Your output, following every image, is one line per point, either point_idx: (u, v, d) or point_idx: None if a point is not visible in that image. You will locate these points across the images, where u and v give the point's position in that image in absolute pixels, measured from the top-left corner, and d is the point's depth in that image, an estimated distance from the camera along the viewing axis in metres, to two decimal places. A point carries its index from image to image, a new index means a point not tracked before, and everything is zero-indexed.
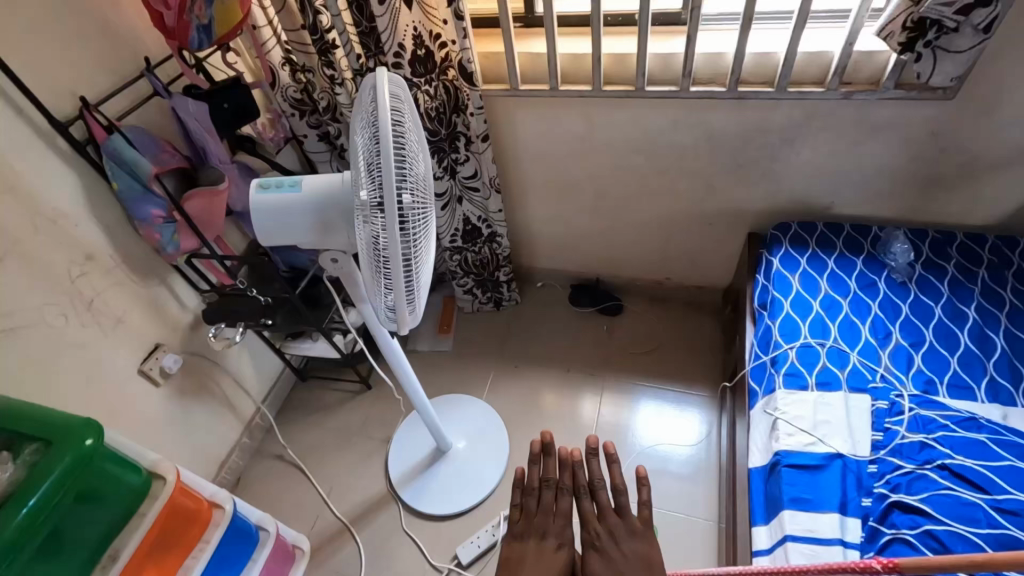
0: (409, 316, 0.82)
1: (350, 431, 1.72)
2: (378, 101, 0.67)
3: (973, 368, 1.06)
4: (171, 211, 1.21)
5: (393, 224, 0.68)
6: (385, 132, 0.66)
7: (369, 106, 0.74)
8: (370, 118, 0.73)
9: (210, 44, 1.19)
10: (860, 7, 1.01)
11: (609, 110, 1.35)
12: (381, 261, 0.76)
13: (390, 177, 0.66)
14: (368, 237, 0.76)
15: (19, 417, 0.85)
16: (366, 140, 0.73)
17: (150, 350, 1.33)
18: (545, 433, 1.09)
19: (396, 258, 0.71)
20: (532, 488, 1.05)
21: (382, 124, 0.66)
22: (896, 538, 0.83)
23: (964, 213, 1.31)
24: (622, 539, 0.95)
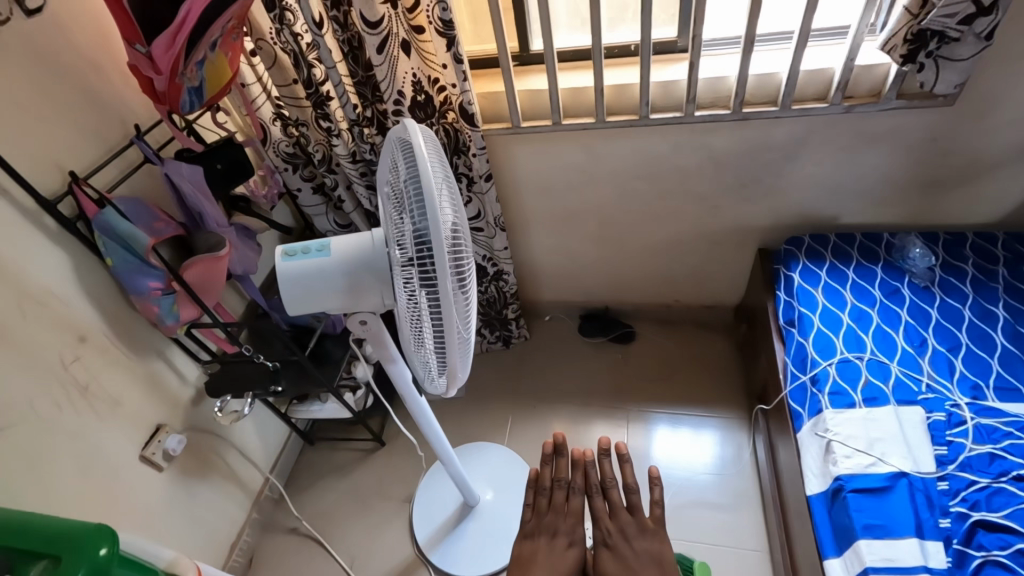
0: (460, 374, 0.76)
1: (366, 493, 1.62)
2: (418, 154, 0.64)
3: (1015, 368, 1.05)
4: (169, 282, 1.13)
5: (446, 280, 0.64)
6: (429, 184, 0.63)
7: (400, 159, 0.71)
8: (404, 172, 0.70)
9: (200, 105, 1.15)
10: (859, 24, 1.03)
11: (612, 140, 1.34)
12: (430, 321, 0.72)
13: (439, 230, 0.62)
14: (412, 295, 0.71)
15: (21, 532, 0.76)
16: (402, 195, 0.69)
17: (152, 432, 1.24)
18: (556, 434, 1.11)
19: (449, 315, 0.66)
20: (544, 487, 1.07)
21: (426, 176, 0.63)
22: (987, 561, 0.82)
23: (969, 214, 1.32)
24: (634, 538, 0.98)
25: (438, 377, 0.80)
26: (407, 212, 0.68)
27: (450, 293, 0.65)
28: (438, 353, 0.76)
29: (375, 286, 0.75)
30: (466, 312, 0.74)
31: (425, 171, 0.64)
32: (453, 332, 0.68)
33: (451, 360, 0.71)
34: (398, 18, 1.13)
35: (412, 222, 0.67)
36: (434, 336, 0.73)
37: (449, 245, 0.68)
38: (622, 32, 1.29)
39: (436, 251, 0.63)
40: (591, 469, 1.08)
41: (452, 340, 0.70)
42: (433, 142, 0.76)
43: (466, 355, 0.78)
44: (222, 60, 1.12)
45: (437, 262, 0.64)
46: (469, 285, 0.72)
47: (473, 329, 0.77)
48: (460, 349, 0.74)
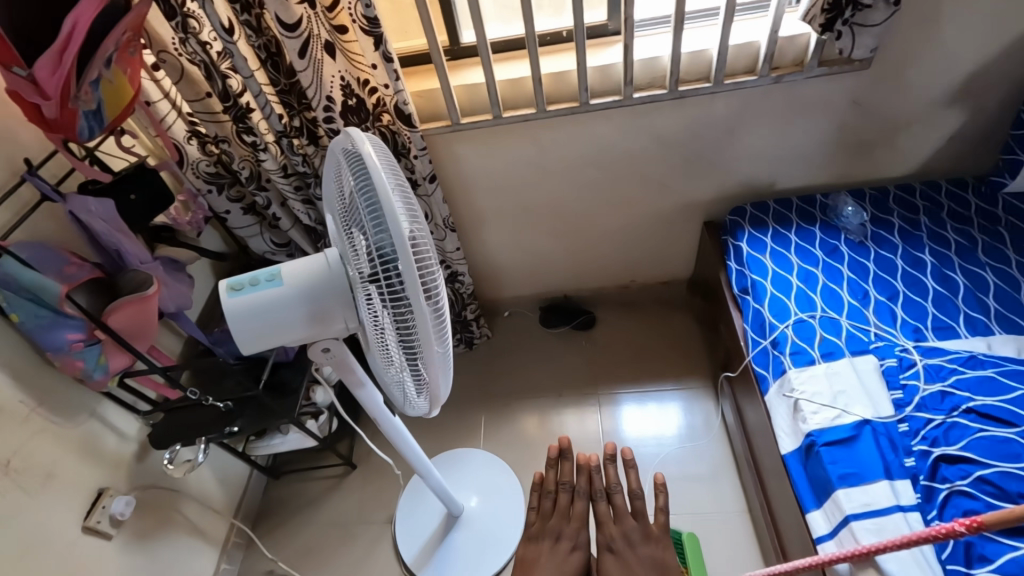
0: (443, 391, 0.72)
1: (344, 522, 1.55)
2: (369, 162, 0.59)
3: (947, 307, 1.14)
4: (92, 331, 1.02)
5: (418, 294, 0.59)
6: (387, 193, 0.58)
7: (349, 170, 0.65)
8: (355, 183, 0.64)
9: (101, 130, 1.03)
10: None
11: (555, 129, 1.32)
12: (402, 340, 0.67)
13: (404, 243, 0.58)
14: (380, 315, 0.66)
15: None
16: (356, 208, 0.64)
17: (94, 498, 1.11)
18: (562, 438, 1.15)
19: (426, 331, 0.62)
20: (549, 490, 1.12)
21: (381, 185, 0.59)
22: (953, 492, 0.86)
23: (889, 169, 1.42)
24: (638, 544, 1.03)
25: (419, 397, 0.75)
26: (364, 226, 0.63)
27: (424, 307, 0.60)
28: (416, 372, 0.71)
29: (337, 310, 0.69)
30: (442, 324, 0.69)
31: (379, 180, 0.59)
32: (431, 348, 0.63)
33: (432, 378, 0.67)
34: (318, 19, 1.05)
35: (371, 237, 0.62)
36: (411, 355, 0.68)
37: (415, 256, 0.64)
38: (553, 18, 1.27)
39: (403, 265, 0.58)
40: (596, 475, 1.13)
41: (431, 357, 0.65)
42: (382, 148, 0.71)
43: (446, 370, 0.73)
44: (122, 78, 1.00)
45: (405, 276, 0.59)
46: (441, 296, 0.67)
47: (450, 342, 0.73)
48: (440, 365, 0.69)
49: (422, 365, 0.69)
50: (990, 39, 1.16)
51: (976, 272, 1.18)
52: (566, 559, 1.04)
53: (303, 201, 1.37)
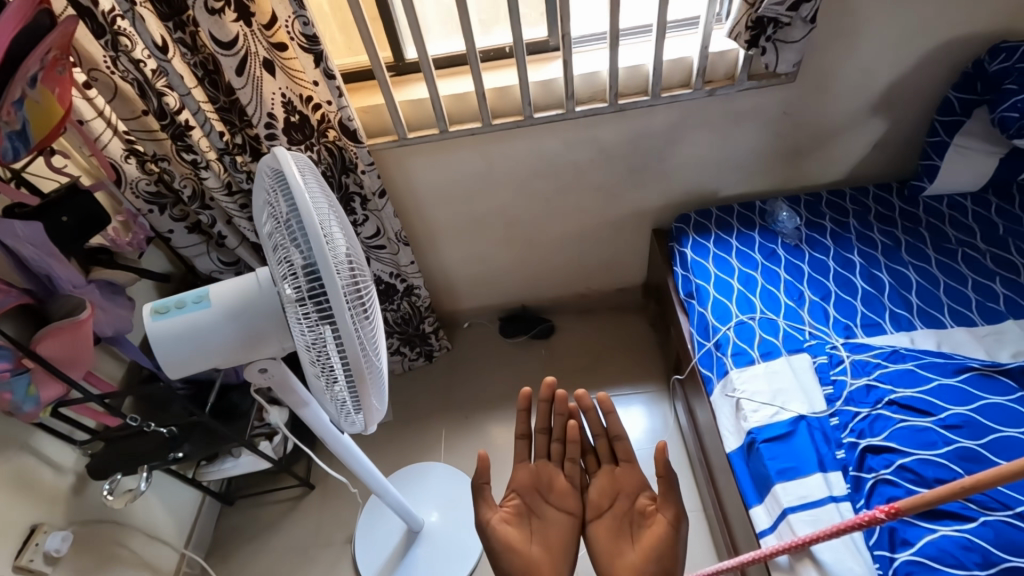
0: (377, 406, 0.72)
1: (303, 544, 1.51)
2: (290, 182, 0.59)
3: (874, 305, 1.20)
4: (20, 360, 0.98)
5: (343, 311, 0.60)
6: (309, 212, 0.58)
7: (274, 188, 0.65)
8: (280, 201, 0.65)
9: (27, 151, 0.99)
10: (707, 14, 1.12)
11: (501, 143, 1.35)
12: (334, 358, 0.67)
13: (326, 261, 0.58)
14: (310, 332, 0.66)
15: None
16: (282, 226, 0.64)
17: (26, 536, 1.05)
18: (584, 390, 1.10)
19: (354, 350, 0.62)
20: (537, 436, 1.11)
21: (302, 204, 0.59)
22: (878, 480, 0.90)
23: (821, 175, 1.49)
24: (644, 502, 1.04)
25: (355, 414, 0.75)
26: (290, 245, 0.63)
27: (350, 324, 0.61)
28: (350, 388, 0.71)
29: (268, 330, 0.68)
30: (374, 339, 0.70)
31: (302, 199, 0.59)
32: (361, 364, 0.64)
33: (364, 394, 0.67)
34: (255, 36, 1.04)
35: (297, 255, 0.62)
36: (342, 371, 0.68)
37: (343, 273, 0.64)
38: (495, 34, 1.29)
39: (328, 282, 0.58)
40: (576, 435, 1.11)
41: (362, 373, 0.65)
42: (310, 167, 0.71)
43: (380, 385, 0.73)
44: (50, 96, 0.98)
45: (330, 294, 0.59)
46: (371, 312, 0.68)
47: (384, 357, 0.73)
48: (373, 380, 0.70)
49: (354, 381, 0.69)
50: (901, 54, 1.25)
51: (900, 270, 1.26)
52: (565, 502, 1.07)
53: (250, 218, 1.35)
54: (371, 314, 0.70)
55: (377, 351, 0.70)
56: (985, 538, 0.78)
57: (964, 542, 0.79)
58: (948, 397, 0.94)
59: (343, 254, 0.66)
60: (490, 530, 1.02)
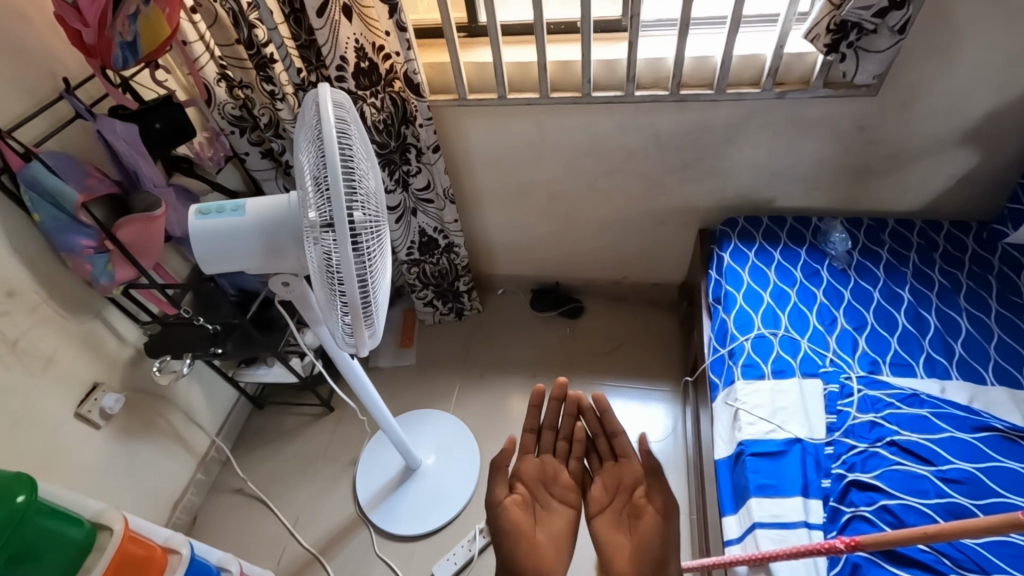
0: (368, 335, 0.79)
1: (314, 455, 1.66)
2: (322, 117, 0.66)
3: (911, 346, 1.13)
4: (102, 241, 1.13)
5: (346, 242, 0.66)
6: (334, 147, 0.65)
7: (313, 121, 0.72)
8: (315, 134, 0.72)
9: (136, 61, 1.13)
10: (787, 11, 1.07)
11: (557, 116, 1.37)
12: (336, 283, 0.74)
13: (338, 193, 0.65)
14: (319, 255, 0.73)
15: None
16: (312, 157, 0.71)
17: (88, 390, 1.24)
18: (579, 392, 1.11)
19: (350, 277, 0.69)
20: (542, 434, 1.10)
21: (328, 139, 0.65)
22: (856, 516, 0.87)
23: (889, 201, 1.40)
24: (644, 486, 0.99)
25: (349, 338, 0.83)
26: (315, 175, 0.70)
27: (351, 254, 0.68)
28: (347, 312, 0.79)
29: (289, 246, 0.76)
30: (375, 275, 0.77)
31: (329, 134, 0.66)
32: (355, 293, 0.71)
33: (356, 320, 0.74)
34: None
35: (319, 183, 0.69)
36: (342, 295, 0.75)
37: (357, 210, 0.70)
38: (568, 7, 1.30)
39: (337, 214, 0.65)
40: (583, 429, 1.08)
41: (356, 302, 0.73)
42: (351, 108, 0.78)
43: (375, 317, 0.80)
44: (159, 16, 1.09)
45: (337, 223, 0.66)
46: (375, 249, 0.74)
47: (382, 292, 0.80)
48: (367, 311, 0.77)
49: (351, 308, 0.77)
50: (1004, 82, 1.14)
51: (951, 315, 1.17)
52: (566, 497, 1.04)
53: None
54: (376, 252, 0.76)
55: (376, 286, 0.77)
56: None
57: None
58: (955, 451, 0.88)
59: (361, 192, 0.73)
60: (501, 512, 0.99)
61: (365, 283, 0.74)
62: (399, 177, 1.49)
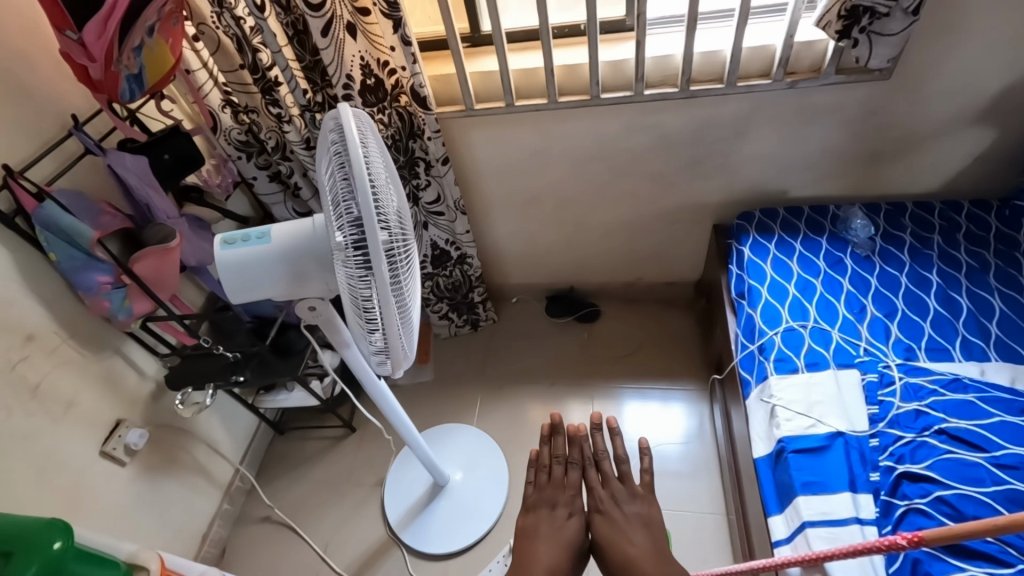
0: (403, 356, 0.78)
1: (339, 478, 1.64)
2: (347, 138, 0.64)
3: (945, 330, 1.11)
4: (119, 276, 1.12)
5: (380, 262, 0.64)
6: (360, 166, 0.63)
7: (333, 141, 0.70)
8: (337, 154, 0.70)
9: (141, 94, 1.12)
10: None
11: (565, 121, 1.36)
12: (370, 306, 0.72)
13: (371, 215, 0.63)
14: (349, 279, 0.71)
15: None
16: (336, 177, 0.69)
17: (112, 428, 1.23)
18: (553, 416, 1.23)
19: (387, 300, 0.67)
20: (545, 464, 1.18)
21: (356, 160, 0.64)
22: (910, 509, 0.84)
23: (906, 184, 1.38)
24: (624, 503, 1.09)
25: (383, 360, 0.81)
26: (342, 198, 0.68)
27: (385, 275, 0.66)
28: (381, 335, 0.77)
29: (316, 270, 0.75)
30: (407, 294, 0.75)
31: (356, 155, 0.64)
32: (390, 314, 0.69)
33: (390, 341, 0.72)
34: (341, 1, 1.11)
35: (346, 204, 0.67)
36: (376, 318, 0.74)
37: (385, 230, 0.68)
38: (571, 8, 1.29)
39: (369, 235, 0.63)
40: (587, 445, 1.21)
41: (391, 323, 0.71)
42: (370, 125, 0.76)
43: (409, 337, 0.78)
44: (162, 47, 1.10)
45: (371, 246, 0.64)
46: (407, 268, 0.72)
47: (415, 311, 0.78)
48: (402, 332, 0.75)
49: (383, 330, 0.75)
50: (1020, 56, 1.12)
51: (983, 295, 1.15)
52: (566, 524, 1.08)
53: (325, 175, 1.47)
54: (406, 271, 0.74)
55: (409, 305, 0.75)
56: None
57: None
58: (1008, 435, 0.85)
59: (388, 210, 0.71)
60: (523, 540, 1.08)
61: (399, 304, 0.72)
62: (409, 191, 1.48)
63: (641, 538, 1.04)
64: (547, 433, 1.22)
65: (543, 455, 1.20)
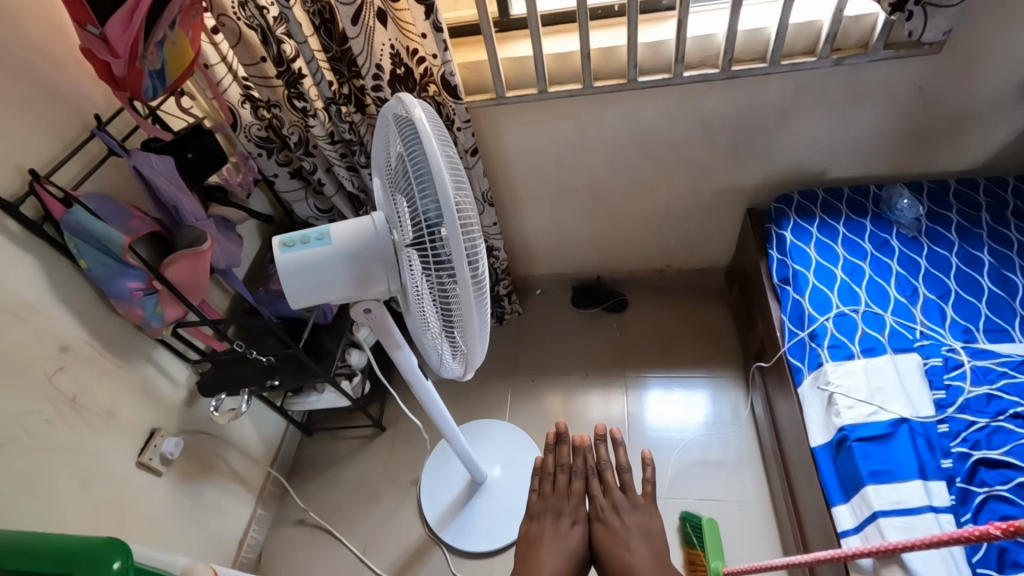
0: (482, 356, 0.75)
1: (373, 479, 1.62)
2: (421, 130, 0.61)
3: (1002, 310, 1.08)
4: (150, 281, 1.08)
5: (463, 265, 0.61)
6: (437, 163, 0.59)
7: (402, 135, 0.66)
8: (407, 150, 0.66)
9: (164, 90, 1.07)
10: None
11: (599, 106, 1.31)
12: (447, 307, 0.69)
13: (451, 211, 0.60)
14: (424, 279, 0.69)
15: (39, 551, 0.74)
16: (407, 174, 0.65)
17: (147, 438, 1.19)
18: (557, 424, 1.18)
19: (469, 300, 0.64)
20: (549, 472, 1.15)
21: (431, 153, 0.60)
22: (990, 496, 0.85)
23: (951, 161, 1.35)
24: (625, 512, 1.08)
25: (457, 361, 0.79)
26: (415, 193, 0.65)
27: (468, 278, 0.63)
28: (458, 335, 0.74)
29: (387, 272, 0.71)
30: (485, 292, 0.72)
31: (431, 148, 0.60)
32: (472, 317, 0.66)
33: (471, 343, 0.70)
34: None
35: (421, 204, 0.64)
36: (454, 318, 0.71)
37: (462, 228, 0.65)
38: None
39: (451, 236, 0.60)
40: (588, 453, 1.17)
41: (472, 326, 0.68)
42: (435, 114, 0.72)
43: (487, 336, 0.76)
44: (184, 40, 1.04)
45: (452, 244, 0.61)
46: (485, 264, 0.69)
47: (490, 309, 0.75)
48: (482, 332, 0.72)
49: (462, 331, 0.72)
50: None
51: None
52: (568, 534, 1.08)
53: (351, 170, 1.43)
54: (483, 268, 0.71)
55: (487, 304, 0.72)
56: None
57: None
58: None
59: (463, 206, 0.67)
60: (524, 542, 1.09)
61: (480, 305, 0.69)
62: None
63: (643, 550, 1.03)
64: (552, 442, 1.17)
65: (546, 461, 1.17)
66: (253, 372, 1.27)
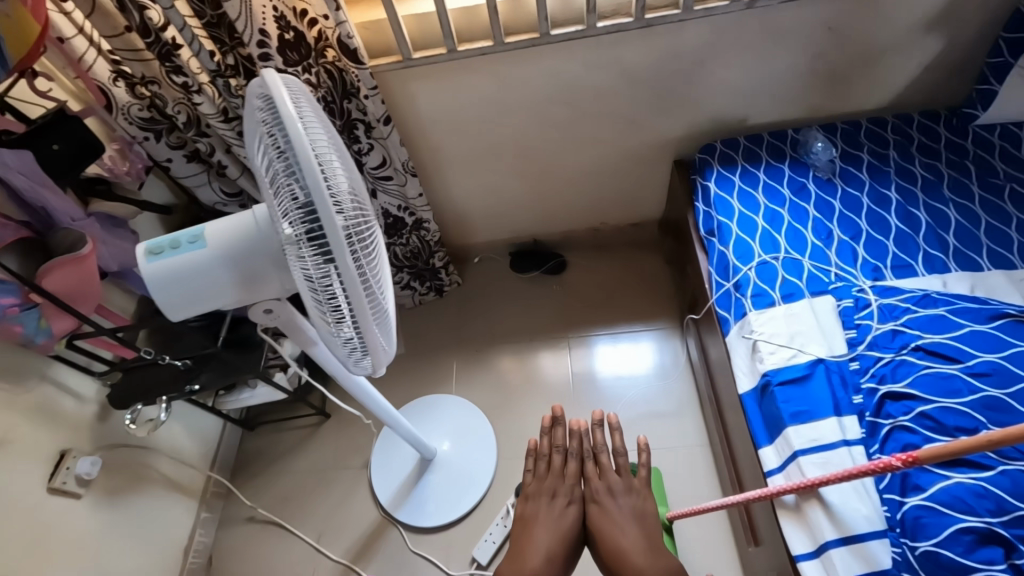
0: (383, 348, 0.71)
1: (322, 467, 1.58)
2: (280, 107, 0.54)
3: (908, 246, 1.13)
4: (27, 294, 0.97)
5: (344, 253, 0.56)
6: (302, 143, 0.53)
7: (261, 110, 0.59)
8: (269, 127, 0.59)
9: (6, 74, 0.90)
10: None
11: (514, 63, 1.24)
12: (337, 303, 0.64)
13: (324, 197, 0.54)
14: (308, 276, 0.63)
15: None
16: (272, 155, 0.58)
17: (56, 461, 1.10)
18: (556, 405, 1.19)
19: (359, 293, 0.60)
20: (544, 454, 1.16)
21: (294, 132, 0.54)
22: (895, 427, 0.87)
23: (863, 100, 1.37)
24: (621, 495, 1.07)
25: (360, 356, 0.74)
26: (284, 179, 0.58)
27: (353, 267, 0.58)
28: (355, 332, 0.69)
29: (269, 269, 0.64)
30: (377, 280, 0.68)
31: (294, 127, 0.54)
32: (363, 307, 0.61)
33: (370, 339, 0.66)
34: None
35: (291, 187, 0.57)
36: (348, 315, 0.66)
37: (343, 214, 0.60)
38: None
39: (327, 225, 0.55)
40: (586, 438, 1.18)
41: (364, 318, 0.64)
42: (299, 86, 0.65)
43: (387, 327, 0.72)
44: (23, 12, 0.88)
45: (329, 234, 0.55)
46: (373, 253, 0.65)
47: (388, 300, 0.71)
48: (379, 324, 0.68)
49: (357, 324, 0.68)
50: None
51: (938, 209, 1.17)
52: (563, 514, 1.08)
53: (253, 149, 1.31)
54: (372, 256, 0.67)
55: (380, 292, 0.68)
56: (1001, 486, 0.75)
57: (978, 490, 0.76)
58: (979, 344, 0.88)
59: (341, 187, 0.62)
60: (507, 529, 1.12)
61: (371, 295, 0.65)
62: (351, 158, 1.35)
63: (630, 535, 1.02)
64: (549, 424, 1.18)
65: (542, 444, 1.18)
66: (167, 373, 1.20)
